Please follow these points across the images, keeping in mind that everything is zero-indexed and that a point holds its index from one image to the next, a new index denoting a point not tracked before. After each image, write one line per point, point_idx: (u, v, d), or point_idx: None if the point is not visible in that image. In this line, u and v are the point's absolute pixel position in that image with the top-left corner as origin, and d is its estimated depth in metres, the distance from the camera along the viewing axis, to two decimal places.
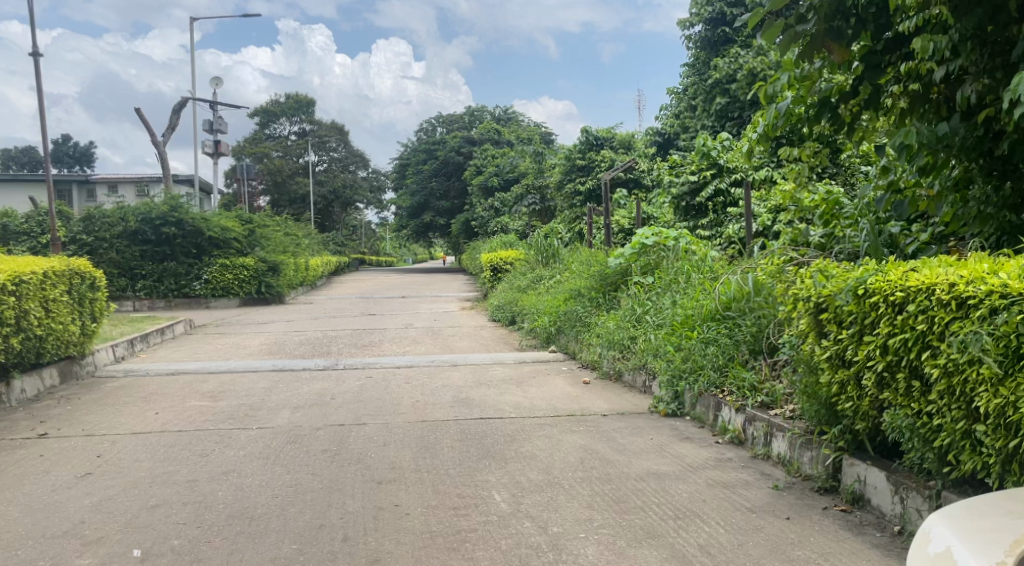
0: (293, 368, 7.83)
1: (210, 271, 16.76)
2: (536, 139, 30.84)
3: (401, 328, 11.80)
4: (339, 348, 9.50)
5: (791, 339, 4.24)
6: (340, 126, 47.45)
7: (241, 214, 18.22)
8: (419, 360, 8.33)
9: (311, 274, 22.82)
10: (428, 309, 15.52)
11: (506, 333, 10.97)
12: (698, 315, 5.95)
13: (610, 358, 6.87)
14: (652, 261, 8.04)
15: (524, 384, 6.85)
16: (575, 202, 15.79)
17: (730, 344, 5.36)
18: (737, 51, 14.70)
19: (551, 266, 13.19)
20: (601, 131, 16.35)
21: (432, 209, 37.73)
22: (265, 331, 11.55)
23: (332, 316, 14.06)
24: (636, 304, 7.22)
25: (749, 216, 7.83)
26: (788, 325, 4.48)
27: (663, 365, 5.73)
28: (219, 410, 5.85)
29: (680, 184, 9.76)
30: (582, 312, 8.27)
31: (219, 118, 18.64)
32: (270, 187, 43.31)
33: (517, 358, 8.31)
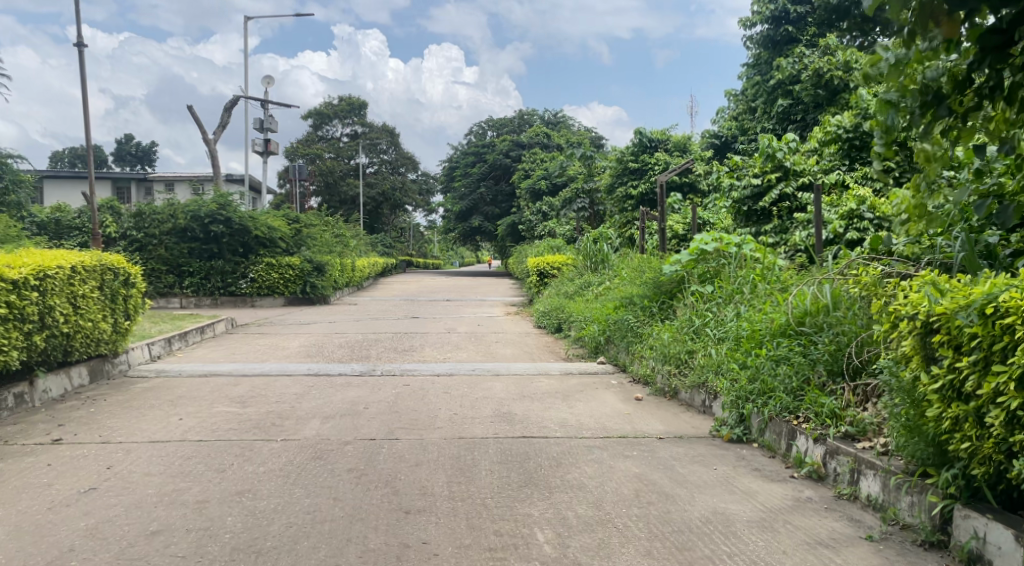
0: (328, 373, 7.48)
1: (256, 270, 16.66)
2: (587, 144, 30.33)
3: (443, 333, 11.40)
4: (378, 353, 9.13)
5: (886, 363, 3.66)
6: (390, 128, 47.61)
7: (288, 214, 18.12)
8: (459, 367, 7.89)
9: (356, 275, 22.68)
10: (473, 313, 15.12)
11: (552, 341, 10.46)
12: (766, 330, 5.37)
13: (666, 373, 6.31)
14: (711, 269, 7.46)
15: (571, 398, 6.35)
16: (626, 207, 15.22)
17: (806, 363, 4.78)
18: (802, 51, 13.97)
19: (600, 272, 12.66)
20: (655, 133, 15.74)
21: (481, 213, 37.41)
22: (306, 333, 11.28)
23: (375, 318, 13.77)
24: (694, 315, 6.65)
25: (819, 222, 7.17)
26: (881, 346, 3.90)
27: (727, 384, 5.17)
28: (245, 418, 5.51)
29: (741, 188, 9.08)
30: (633, 321, 7.69)
31: (269, 117, 18.57)
32: (321, 188, 43.62)
33: (563, 368, 7.81)
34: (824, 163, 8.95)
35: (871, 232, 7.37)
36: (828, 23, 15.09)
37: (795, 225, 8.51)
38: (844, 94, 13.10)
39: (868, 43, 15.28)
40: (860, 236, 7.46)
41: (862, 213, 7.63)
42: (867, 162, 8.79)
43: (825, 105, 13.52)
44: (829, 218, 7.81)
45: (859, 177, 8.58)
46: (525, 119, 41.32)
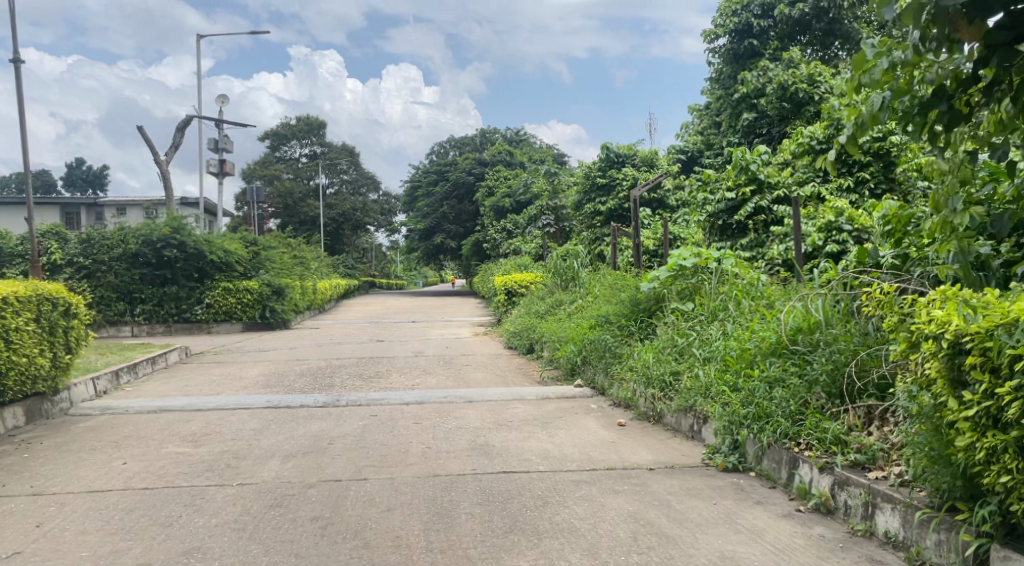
0: (289, 404, 7.00)
1: (212, 295, 16.05)
2: (550, 162, 30.23)
3: (410, 357, 10.95)
4: (343, 381, 8.65)
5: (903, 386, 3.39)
6: (350, 148, 47.10)
7: (246, 236, 17.55)
8: (430, 394, 7.47)
9: (318, 297, 22.09)
10: (440, 335, 14.69)
11: (525, 362, 10.09)
12: (757, 349, 5.09)
13: (649, 397, 6.00)
14: (690, 286, 7.19)
15: (550, 425, 5.99)
16: (595, 223, 15.01)
17: (803, 386, 4.50)
18: (766, 64, 13.95)
19: (570, 290, 12.38)
20: (622, 148, 15.57)
21: (444, 231, 36.91)
22: (265, 360, 10.74)
23: (339, 342, 13.27)
24: (676, 334, 6.37)
25: (798, 236, 6.97)
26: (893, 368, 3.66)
27: (719, 408, 4.86)
28: (197, 459, 5.04)
29: (716, 202, 8.92)
30: (611, 341, 7.38)
31: (224, 137, 17.99)
32: (280, 209, 42.80)
33: (539, 392, 7.46)
34: (798, 175, 8.84)
35: (851, 245, 7.21)
36: (789, 36, 15.18)
37: (772, 238, 8.31)
38: (810, 107, 13.10)
39: (830, 57, 15.38)
40: (839, 248, 7.29)
41: (841, 225, 7.46)
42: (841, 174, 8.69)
43: (790, 118, 13.50)
44: (807, 231, 7.66)
45: (834, 188, 8.47)
46: (487, 137, 41.17)
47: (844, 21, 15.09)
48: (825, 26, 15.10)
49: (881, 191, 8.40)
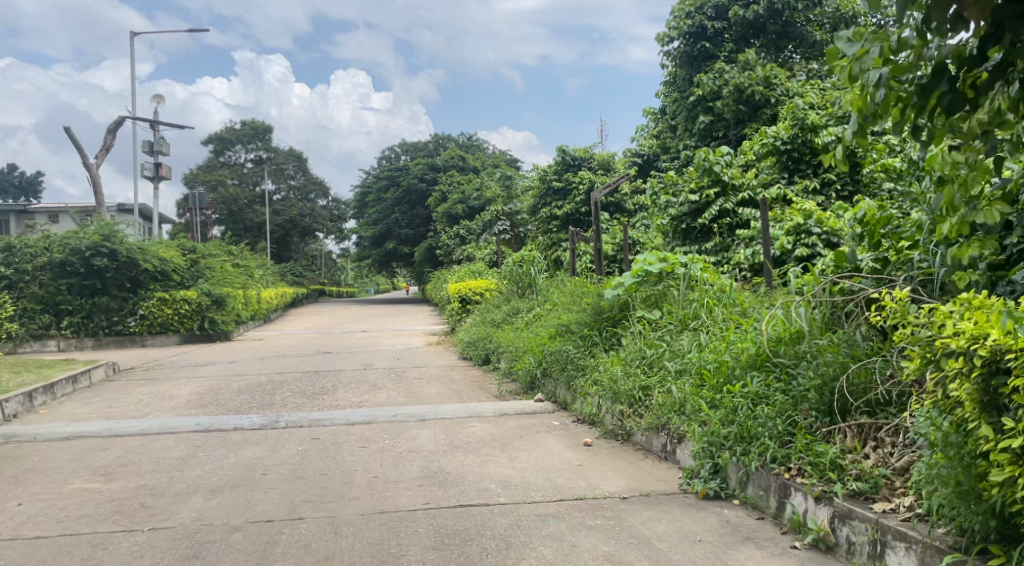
0: (221, 427, 6.33)
1: (146, 306, 15.11)
2: (503, 167, 29.80)
3: (358, 370, 10.32)
4: (284, 398, 7.99)
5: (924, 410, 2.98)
6: (298, 153, 45.97)
7: (184, 244, 16.62)
8: (378, 412, 6.89)
9: (263, 307, 21.17)
10: (391, 345, 14.07)
11: (481, 374, 9.57)
12: (736, 362, 4.68)
13: (617, 414, 5.55)
14: (657, 292, 6.78)
15: (510, 447, 5.48)
16: (551, 228, 14.62)
17: (790, 402, 4.09)
18: (722, 66, 13.70)
19: (527, 297, 11.92)
20: (578, 151, 15.19)
21: (396, 237, 36.23)
22: (201, 376, 9.97)
23: (283, 355, 12.53)
24: (645, 345, 5.93)
25: (766, 239, 6.63)
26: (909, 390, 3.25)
27: (697, 427, 4.43)
28: (105, 497, 4.38)
29: (679, 204, 8.54)
30: (573, 352, 6.93)
31: (159, 139, 17.00)
32: (225, 216, 41.44)
33: (497, 408, 6.96)
34: (763, 176, 8.55)
35: (822, 249, 6.91)
36: (743, 39, 14.99)
37: (738, 242, 7.97)
38: (766, 110, 12.92)
39: (785, 60, 15.27)
40: (809, 251, 6.98)
41: (810, 227, 7.15)
42: (807, 175, 8.42)
43: (746, 121, 13.32)
44: (776, 234, 7.35)
45: (800, 190, 8.19)
46: (440, 143, 40.54)
47: (797, 24, 15.00)
48: (779, 28, 14.98)
49: (847, 192, 8.19)
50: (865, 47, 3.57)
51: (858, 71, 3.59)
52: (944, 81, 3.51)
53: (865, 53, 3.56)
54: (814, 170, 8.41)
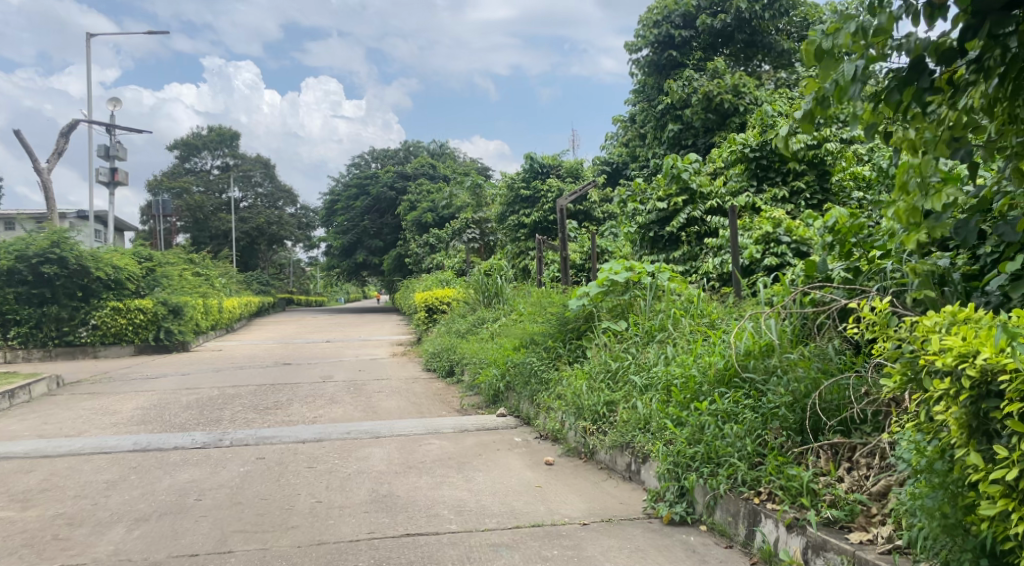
0: (160, 446, 5.92)
1: (98, 316, 14.54)
2: (473, 175, 29.52)
3: (317, 382, 9.91)
4: (234, 414, 7.57)
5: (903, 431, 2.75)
6: (265, 160, 45.28)
7: (140, 252, 16.05)
8: (331, 429, 6.53)
9: (224, 317, 20.60)
10: (354, 356, 13.67)
11: (444, 387, 9.23)
12: (702, 377, 4.42)
13: (580, 431, 5.26)
14: (623, 303, 6.52)
15: (467, 466, 5.17)
16: (519, 236, 14.36)
17: (760, 418, 3.86)
18: (690, 73, 13.56)
19: (493, 307, 11.62)
20: (546, 159, 14.97)
21: (365, 247, 35.81)
22: (149, 390, 9.49)
23: (240, 366, 12.08)
24: (609, 358, 5.67)
25: (735, 248, 6.42)
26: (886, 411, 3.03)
27: (661, 446, 4.17)
28: (17, 528, 3.99)
29: (646, 212, 8.32)
30: (536, 365, 6.65)
31: (115, 143, 16.44)
32: (190, 224, 40.61)
33: (457, 423, 6.64)
34: (731, 184, 8.36)
35: (791, 258, 6.74)
36: (712, 47, 14.90)
37: (707, 251, 7.76)
38: (735, 118, 12.81)
39: (753, 70, 15.21)
40: (778, 261, 6.78)
41: (779, 236, 6.97)
42: (775, 183, 8.25)
43: (715, 130, 13.22)
44: (744, 243, 7.17)
45: (768, 198, 8.01)
46: (410, 151, 40.13)
47: (765, 34, 14.97)
48: (747, 37, 14.94)
49: (816, 201, 8.05)
50: (840, 24, 3.49)
51: (830, 48, 3.47)
52: (926, 77, 3.36)
53: (840, 29, 3.45)
54: (783, 177, 8.25)
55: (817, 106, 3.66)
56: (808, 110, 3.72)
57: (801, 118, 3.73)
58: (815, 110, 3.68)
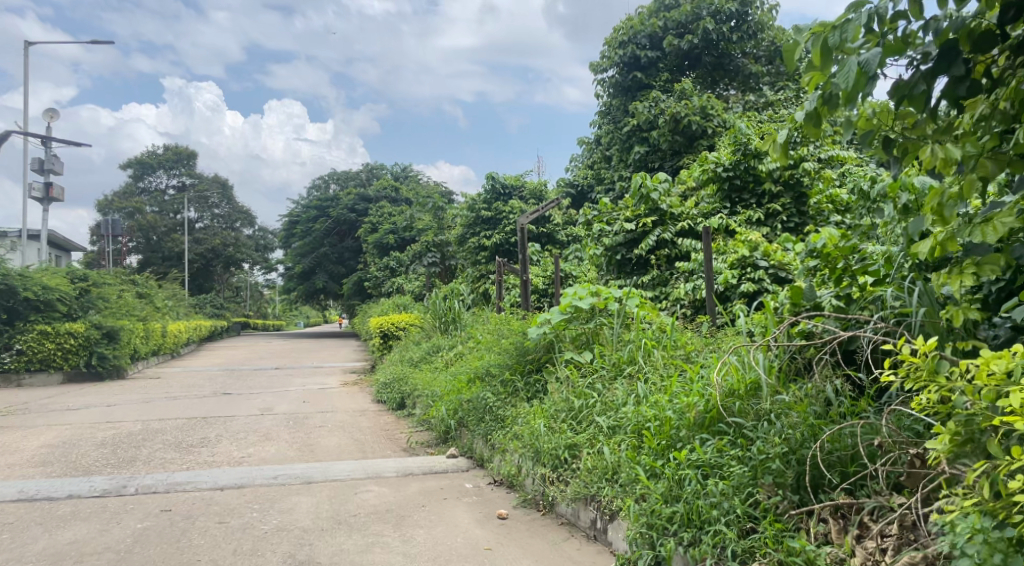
0: (50, 494, 5.05)
1: (24, 340, 13.46)
2: (436, 198, 28.85)
3: (254, 416, 9.06)
4: (151, 453, 6.70)
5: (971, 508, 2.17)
6: (223, 180, 44.11)
7: (74, 271, 15.00)
8: (256, 474, 5.74)
9: (168, 341, 19.48)
10: (302, 385, 12.80)
11: (393, 422, 8.45)
12: (679, 420, 3.80)
13: (539, 479, 4.58)
14: (587, 332, 5.89)
15: (407, 522, 4.44)
16: (479, 259, 13.73)
17: (749, 471, 3.27)
18: (657, 95, 13.15)
19: (450, 334, 10.93)
20: (508, 179, 14.38)
21: (325, 271, 34.86)
22: (64, 423, 8.54)
23: (175, 396, 11.15)
24: (572, 395, 5.02)
25: (709, 272, 5.85)
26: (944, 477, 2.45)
27: (632, 504, 3.53)
28: None
29: (613, 233, 7.73)
30: (491, 400, 5.97)
31: (50, 156, 15.43)
32: (142, 245, 39.21)
33: (402, 466, 5.90)
34: (704, 206, 7.86)
35: (769, 285, 6.23)
36: (678, 69, 14.55)
37: (677, 276, 7.19)
38: (703, 140, 12.43)
39: (721, 93, 14.86)
40: (756, 287, 6.26)
41: (756, 261, 6.48)
42: (750, 205, 7.79)
43: (683, 153, 12.84)
44: (718, 268, 6.64)
45: (742, 221, 7.53)
46: (372, 173, 39.32)
47: (732, 57, 14.69)
48: (714, 59, 14.64)
49: (793, 224, 7.58)
50: (847, 14, 2.84)
51: (836, 43, 2.81)
52: (961, 64, 2.81)
53: (848, 19, 2.79)
54: (758, 200, 7.81)
55: (823, 104, 3.05)
56: (810, 112, 3.13)
57: (804, 122, 3.15)
58: (820, 110, 3.08)
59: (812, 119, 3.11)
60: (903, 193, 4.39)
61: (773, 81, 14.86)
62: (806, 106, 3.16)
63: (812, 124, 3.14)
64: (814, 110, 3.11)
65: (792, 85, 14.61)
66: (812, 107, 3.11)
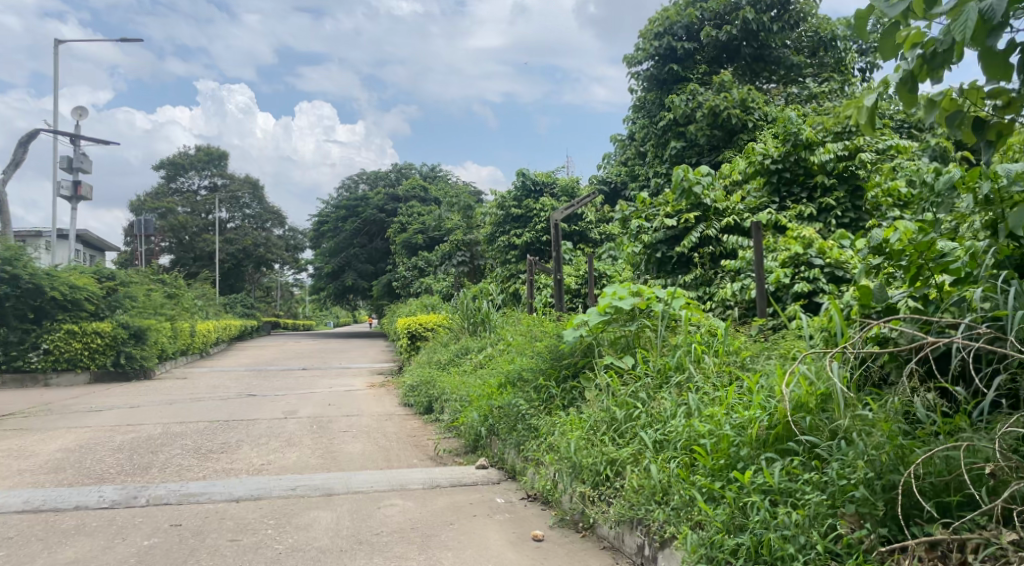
0: (57, 505, 4.76)
1: (51, 340, 13.37)
2: (464, 197, 28.53)
3: (277, 419, 8.75)
4: (168, 459, 6.40)
5: None
6: (254, 180, 44.34)
7: (102, 270, 14.90)
8: (275, 484, 5.39)
9: (197, 341, 19.38)
10: (328, 386, 12.52)
11: (420, 427, 8.08)
12: (740, 437, 3.37)
13: (578, 497, 4.16)
14: (628, 335, 5.45)
15: (433, 543, 4.06)
16: (509, 258, 13.36)
17: (827, 498, 2.85)
18: (695, 87, 12.62)
19: (479, 335, 10.56)
20: (539, 176, 13.99)
21: (354, 270, 34.79)
22: (85, 425, 8.31)
23: (199, 398, 10.92)
24: (613, 404, 4.59)
25: (761, 270, 5.38)
26: None
27: (690, 533, 3.10)
28: None
29: (653, 230, 7.27)
30: (523, 408, 5.57)
31: (79, 155, 15.37)
32: (175, 245, 39.55)
33: (428, 477, 5.53)
34: (751, 200, 7.38)
35: (826, 285, 5.74)
36: (716, 62, 14.04)
37: (723, 275, 6.73)
38: (743, 135, 11.91)
39: (761, 86, 14.27)
40: (810, 287, 5.77)
41: (810, 259, 6.00)
42: (800, 199, 7.33)
43: (721, 148, 12.33)
44: (769, 266, 6.17)
45: (792, 217, 7.05)
46: (402, 172, 39.13)
47: (773, 48, 14.11)
48: (754, 51, 14.05)
49: (848, 220, 7.06)
50: None
51: None
52: None
53: None
54: (809, 193, 7.34)
55: (923, 64, 2.82)
56: (906, 75, 2.89)
57: (900, 87, 2.90)
58: (920, 72, 2.84)
59: (909, 82, 2.86)
60: (987, 181, 3.91)
61: (816, 73, 14.24)
62: (900, 68, 2.90)
63: (908, 90, 2.90)
64: (910, 73, 2.87)
65: (837, 77, 13.97)
66: (909, 70, 2.87)
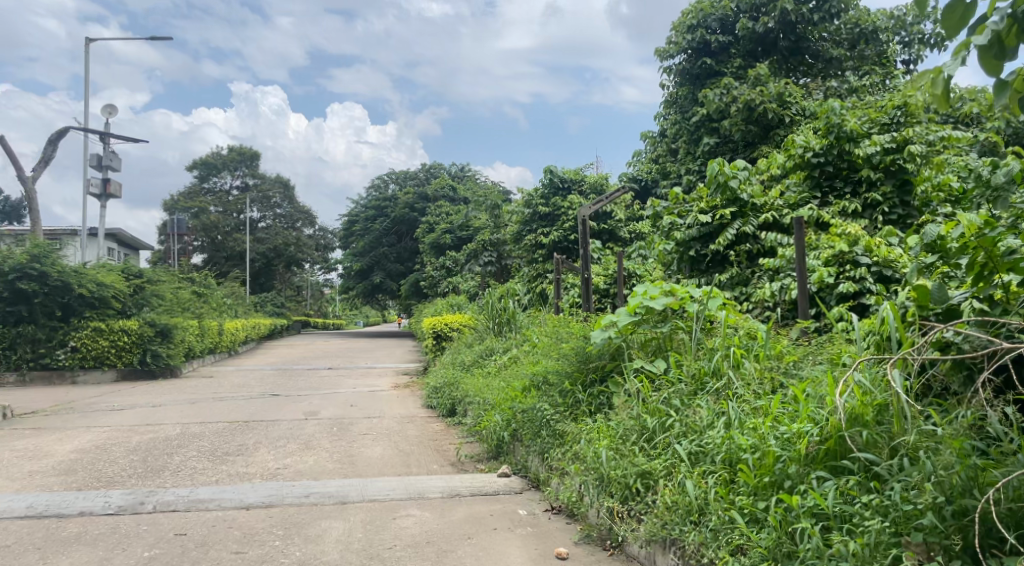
0: (60, 510, 4.56)
1: (78, 337, 13.37)
2: (492, 196, 28.30)
3: (298, 420, 8.56)
4: (182, 462, 6.21)
5: None
6: (284, 180, 44.61)
7: (130, 268, 14.89)
8: (287, 490, 5.15)
9: (224, 340, 19.37)
10: (351, 387, 12.34)
11: (442, 430, 7.81)
12: (787, 453, 3.04)
13: (606, 512, 3.85)
14: (659, 337, 5.12)
15: (449, 560, 3.77)
16: (536, 257, 13.07)
17: (890, 525, 2.54)
18: (729, 82, 12.21)
19: (504, 336, 10.28)
20: (567, 173, 13.65)
21: (383, 270, 34.80)
22: (104, 425, 8.18)
23: (221, 397, 10.78)
24: (644, 412, 4.27)
25: (805, 269, 5.01)
26: None
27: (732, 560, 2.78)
28: None
29: (686, 227, 6.91)
30: (547, 414, 5.27)
31: (108, 153, 15.39)
32: (207, 244, 39.91)
33: (447, 485, 5.24)
34: (791, 195, 6.99)
35: (875, 285, 5.36)
36: (751, 55, 13.61)
37: (761, 274, 6.35)
38: (780, 130, 11.44)
39: (797, 80, 13.81)
40: (856, 287, 5.39)
41: (857, 257, 5.61)
42: (844, 195, 6.91)
43: (757, 144, 11.91)
44: (811, 265, 5.79)
45: (835, 213, 6.65)
46: (431, 172, 39.05)
47: (810, 41, 13.65)
48: (791, 44, 13.59)
49: (896, 216, 6.64)
50: None
51: None
52: None
53: None
54: (853, 188, 6.93)
55: (1011, 26, 2.53)
56: (992, 39, 2.53)
57: (986, 52, 2.53)
58: (1007, 36, 2.54)
59: (995, 46, 2.53)
60: None
61: (857, 66, 13.70)
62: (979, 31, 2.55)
63: (993, 56, 2.54)
64: (996, 36, 2.53)
65: (878, 70, 13.41)
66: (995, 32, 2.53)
